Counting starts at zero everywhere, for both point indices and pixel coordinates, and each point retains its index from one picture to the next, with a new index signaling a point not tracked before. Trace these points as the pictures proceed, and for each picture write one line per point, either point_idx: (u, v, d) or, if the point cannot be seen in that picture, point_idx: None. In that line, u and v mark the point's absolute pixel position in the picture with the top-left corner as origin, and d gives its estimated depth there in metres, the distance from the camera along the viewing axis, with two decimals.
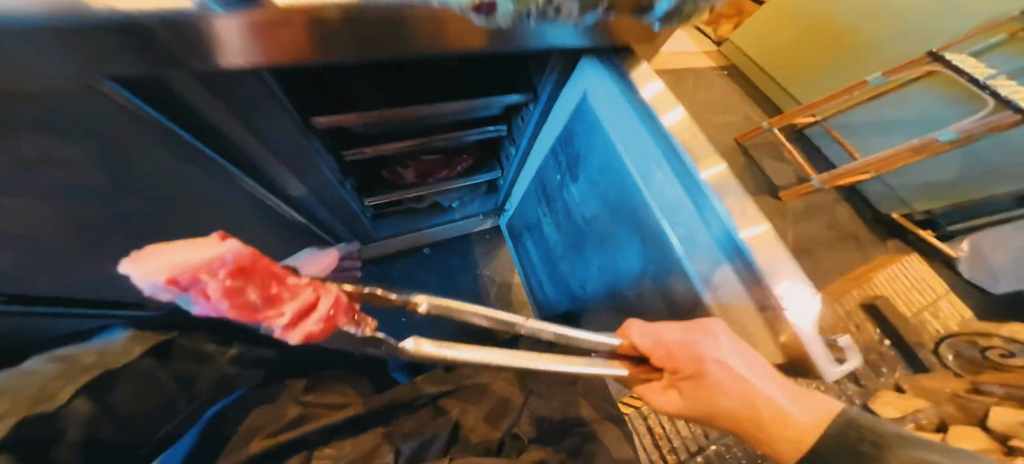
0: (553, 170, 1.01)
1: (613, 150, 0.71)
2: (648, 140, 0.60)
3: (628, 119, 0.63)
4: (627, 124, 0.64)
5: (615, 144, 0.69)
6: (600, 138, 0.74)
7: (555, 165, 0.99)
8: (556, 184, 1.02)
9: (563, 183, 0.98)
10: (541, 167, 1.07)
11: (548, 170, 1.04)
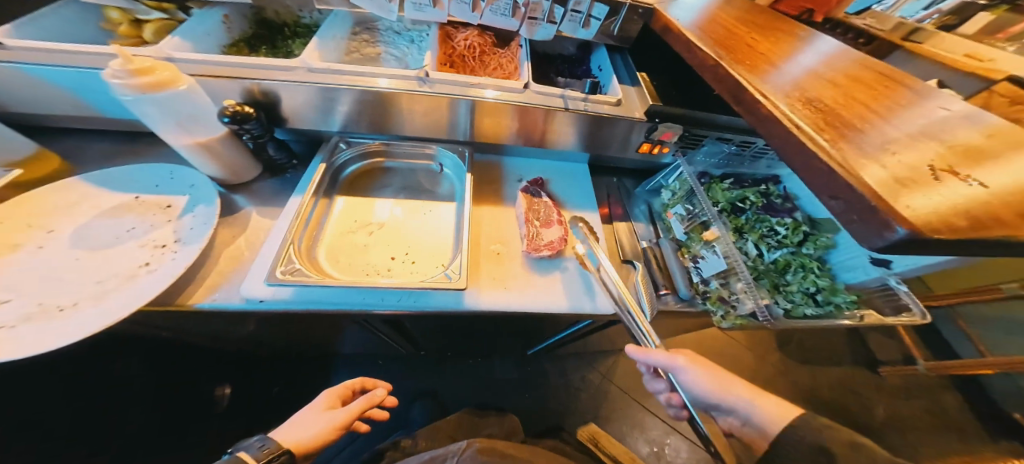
0: (795, 199, 0.84)
1: (830, 221, 0.78)
2: (830, 220, 0.78)
3: (816, 205, 0.81)
4: (816, 204, 0.81)
5: (818, 213, 0.80)
6: (809, 205, 0.83)
7: (791, 198, 0.84)
8: (799, 202, 0.83)
9: (814, 220, 0.80)
10: (806, 219, 0.81)
11: (801, 195, 0.84)
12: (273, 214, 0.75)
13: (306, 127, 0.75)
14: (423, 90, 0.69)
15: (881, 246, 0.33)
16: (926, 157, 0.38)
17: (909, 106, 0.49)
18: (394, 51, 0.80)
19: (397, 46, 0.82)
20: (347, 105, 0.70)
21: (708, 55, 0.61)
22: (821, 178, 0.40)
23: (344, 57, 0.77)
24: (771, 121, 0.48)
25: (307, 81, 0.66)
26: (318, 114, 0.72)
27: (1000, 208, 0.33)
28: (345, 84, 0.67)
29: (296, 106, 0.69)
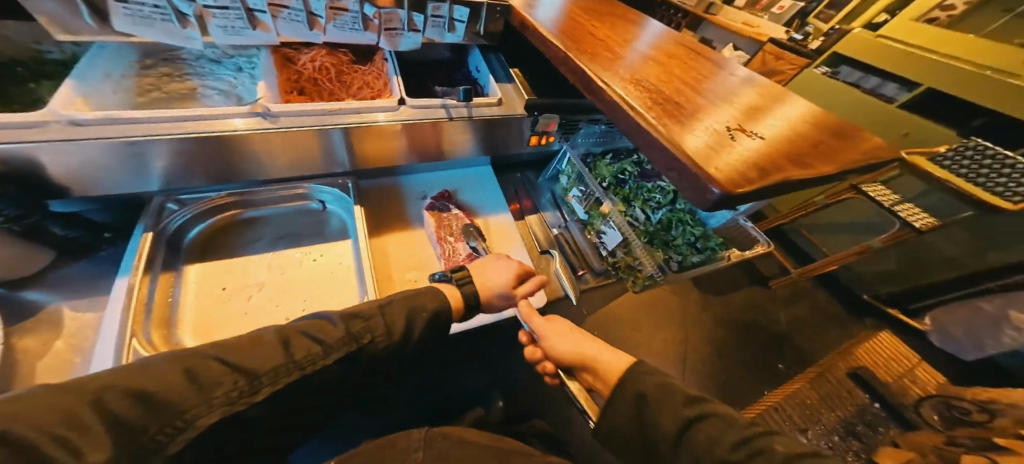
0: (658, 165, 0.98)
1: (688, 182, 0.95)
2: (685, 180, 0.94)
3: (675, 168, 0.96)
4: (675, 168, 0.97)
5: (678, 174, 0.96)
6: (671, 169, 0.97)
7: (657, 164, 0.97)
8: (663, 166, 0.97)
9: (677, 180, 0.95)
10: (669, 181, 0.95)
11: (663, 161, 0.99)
12: (94, 304, 0.60)
13: (103, 191, 0.57)
14: (264, 127, 0.59)
15: (710, 206, 0.42)
16: (722, 123, 0.51)
17: (705, 82, 0.62)
18: (215, 83, 0.65)
19: (217, 76, 0.67)
20: (173, 153, 0.56)
21: (559, 48, 0.66)
22: (658, 156, 0.48)
23: (136, 98, 0.59)
24: (615, 106, 0.55)
25: (77, 138, 0.48)
26: (121, 175, 0.56)
27: (773, 157, 0.46)
28: (149, 135, 0.52)
29: (76, 172, 0.52)
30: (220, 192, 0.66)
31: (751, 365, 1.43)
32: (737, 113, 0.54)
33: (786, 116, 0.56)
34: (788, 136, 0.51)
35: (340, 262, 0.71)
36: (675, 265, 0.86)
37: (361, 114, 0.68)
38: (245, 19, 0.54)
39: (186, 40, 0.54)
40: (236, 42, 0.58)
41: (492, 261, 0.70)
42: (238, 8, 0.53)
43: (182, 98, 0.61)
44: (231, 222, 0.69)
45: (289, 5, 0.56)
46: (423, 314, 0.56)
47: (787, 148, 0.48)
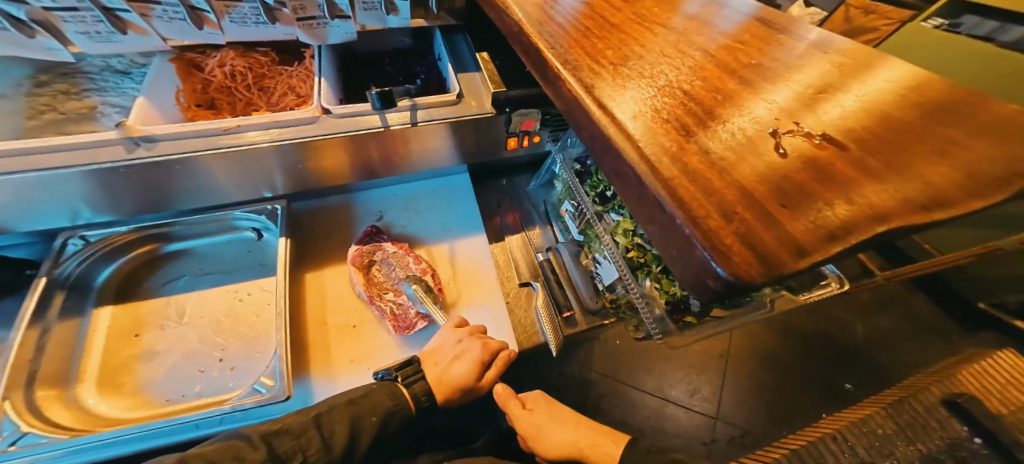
0: None
1: None
2: None
3: None
4: None
5: None
6: None
7: None
8: None
9: None
10: None
11: None
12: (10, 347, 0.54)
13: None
14: (137, 155, 0.48)
15: (710, 295, 0.23)
16: (761, 120, 0.30)
17: (734, 50, 0.39)
18: (117, 99, 0.60)
19: (123, 91, 0.62)
20: (83, 191, 0.50)
21: (513, 20, 0.47)
22: (629, 188, 0.29)
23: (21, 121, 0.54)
24: (575, 104, 0.35)
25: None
26: (5, 214, 0.48)
27: (854, 185, 0.24)
28: (12, 167, 0.44)
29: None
30: (128, 228, 0.58)
31: (818, 388, 1.17)
32: (789, 99, 0.32)
33: (878, 91, 0.32)
34: (904, 136, 0.28)
35: (267, 302, 0.60)
36: (697, 305, 0.63)
37: (269, 131, 0.56)
38: (105, 22, 0.48)
39: (46, 51, 0.50)
40: (112, 49, 0.53)
41: (448, 345, 0.57)
42: (90, 10, 0.46)
43: (81, 119, 0.57)
44: (154, 258, 0.62)
45: (157, 0, 0.48)
46: (373, 419, 0.49)
47: (893, 162, 0.26)
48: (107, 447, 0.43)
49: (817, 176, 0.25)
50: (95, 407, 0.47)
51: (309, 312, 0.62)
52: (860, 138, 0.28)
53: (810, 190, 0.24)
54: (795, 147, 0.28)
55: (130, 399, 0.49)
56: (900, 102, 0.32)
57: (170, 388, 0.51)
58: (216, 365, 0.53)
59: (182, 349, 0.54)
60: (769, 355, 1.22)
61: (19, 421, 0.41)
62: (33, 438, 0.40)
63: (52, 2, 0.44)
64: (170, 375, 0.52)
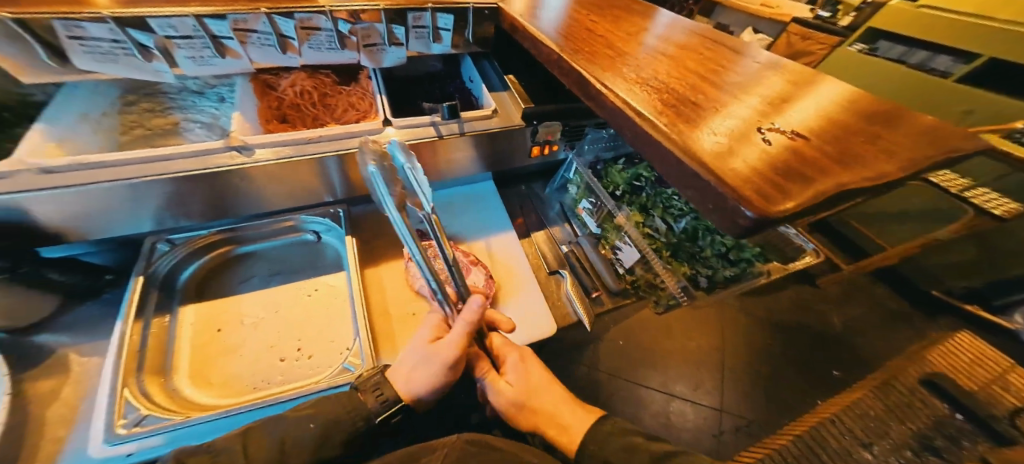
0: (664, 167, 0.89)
1: None
2: None
3: None
4: None
5: None
6: None
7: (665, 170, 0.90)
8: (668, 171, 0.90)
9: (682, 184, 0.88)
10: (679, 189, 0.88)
11: None
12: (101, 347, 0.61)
13: (95, 235, 0.58)
14: (239, 160, 0.58)
15: (741, 232, 0.33)
16: (747, 120, 0.42)
17: (723, 71, 0.53)
18: (197, 115, 0.70)
19: (200, 109, 0.72)
20: (179, 194, 0.57)
21: (551, 48, 0.59)
22: (673, 168, 0.40)
23: (118, 137, 0.62)
24: (617, 111, 0.47)
25: (37, 189, 0.48)
26: (113, 218, 0.56)
27: (813, 163, 0.35)
28: (117, 178, 0.52)
29: (60, 216, 0.52)
30: (208, 231, 0.67)
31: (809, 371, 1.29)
32: (756, 107, 0.45)
33: (818, 101, 0.46)
34: (846, 132, 0.40)
35: (335, 296, 0.68)
36: (704, 280, 0.78)
37: (344, 140, 0.66)
38: (211, 48, 0.58)
39: (155, 73, 0.59)
40: (207, 70, 0.62)
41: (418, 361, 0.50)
42: (202, 38, 0.56)
43: (167, 133, 0.66)
44: (228, 259, 0.70)
45: (257, 30, 0.58)
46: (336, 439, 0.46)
47: (841, 149, 0.37)
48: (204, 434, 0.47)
49: (800, 153, 0.36)
50: (191, 395, 0.52)
51: (373, 304, 0.69)
52: (818, 130, 0.40)
53: (794, 161, 0.36)
54: (780, 133, 0.40)
55: (222, 389, 0.54)
56: (841, 106, 0.45)
57: (256, 376, 0.56)
58: (295, 354, 0.60)
59: (262, 344, 0.60)
60: (757, 348, 1.30)
61: (139, 405, 0.47)
62: (155, 419, 0.46)
63: (175, 32, 0.53)
64: (256, 363, 0.58)
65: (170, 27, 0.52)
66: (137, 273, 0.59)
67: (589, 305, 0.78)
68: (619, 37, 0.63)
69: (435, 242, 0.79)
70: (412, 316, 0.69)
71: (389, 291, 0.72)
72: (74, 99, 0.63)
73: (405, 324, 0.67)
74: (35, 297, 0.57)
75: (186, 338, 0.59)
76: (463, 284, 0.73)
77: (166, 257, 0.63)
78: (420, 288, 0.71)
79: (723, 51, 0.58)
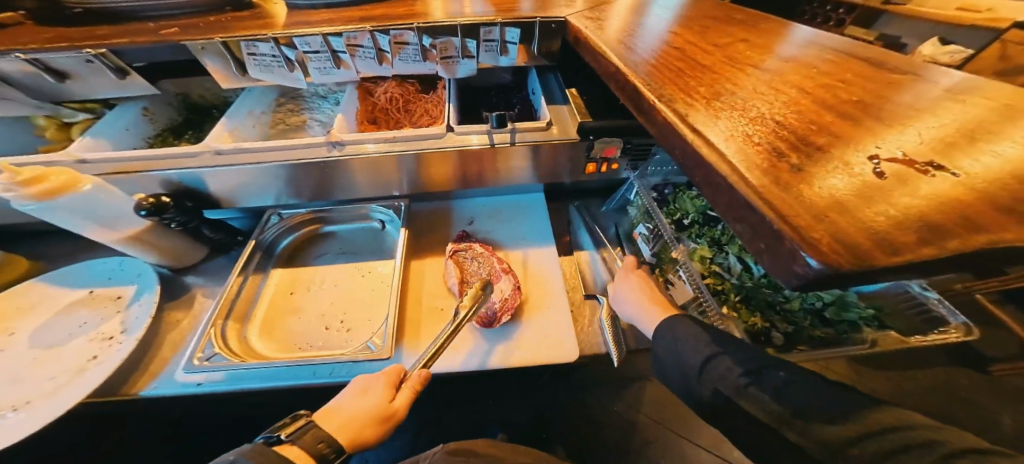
0: None
1: None
2: None
3: None
4: None
5: None
6: None
7: None
8: None
9: None
10: None
11: None
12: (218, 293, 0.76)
13: (239, 204, 0.75)
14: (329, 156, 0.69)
15: (798, 280, 0.27)
16: (861, 153, 0.35)
17: (827, 95, 0.46)
18: (319, 115, 0.85)
19: (322, 110, 0.87)
20: (284, 179, 0.71)
21: (609, 61, 0.57)
22: (723, 196, 0.34)
23: (268, 130, 0.80)
24: (670, 131, 0.41)
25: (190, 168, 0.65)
26: (247, 193, 0.73)
27: (931, 217, 0.27)
28: (250, 163, 0.67)
29: (223, 188, 0.70)
30: (307, 209, 0.81)
31: None
32: (906, 139, 0.36)
33: (962, 139, 0.35)
34: (990, 177, 0.31)
35: (383, 282, 0.75)
36: (779, 338, 0.64)
37: (413, 142, 0.73)
38: (331, 60, 0.70)
39: (295, 81, 0.74)
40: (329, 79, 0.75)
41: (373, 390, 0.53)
42: (326, 52, 0.69)
43: (297, 128, 0.81)
44: (313, 236, 0.82)
45: (362, 45, 0.69)
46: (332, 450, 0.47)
47: (1005, 205, 0.28)
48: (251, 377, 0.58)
49: (916, 200, 0.29)
50: (253, 344, 0.63)
51: (412, 294, 0.74)
52: (954, 174, 0.31)
53: (903, 209, 0.28)
54: (894, 173, 0.32)
55: (278, 342, 0.64)
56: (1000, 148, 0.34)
57: (305, 338, 0.65)
58: (338, 326, 0.67)
59: (317, 312, 0.70)
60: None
61: (215, 344, 0.58)
62: (219, 358, 0.57)
63: (308, 46, 0.67)
64: (309, 327, 0.67)
65: (307, 44, 0.66)
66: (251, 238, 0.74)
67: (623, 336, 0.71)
68: (702, 52, 0.58)
69: (478, 246, 0.81)
70: (445, 313, 0.72)
71: (431, 285, 0.76)
72: (249, 101, 0.83)
73: (436, 319, 0.70)
74: (188, 246, 0.75)
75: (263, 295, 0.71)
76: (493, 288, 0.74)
77: (266, 228, 0.77)
78: (455, 286, 0.74)
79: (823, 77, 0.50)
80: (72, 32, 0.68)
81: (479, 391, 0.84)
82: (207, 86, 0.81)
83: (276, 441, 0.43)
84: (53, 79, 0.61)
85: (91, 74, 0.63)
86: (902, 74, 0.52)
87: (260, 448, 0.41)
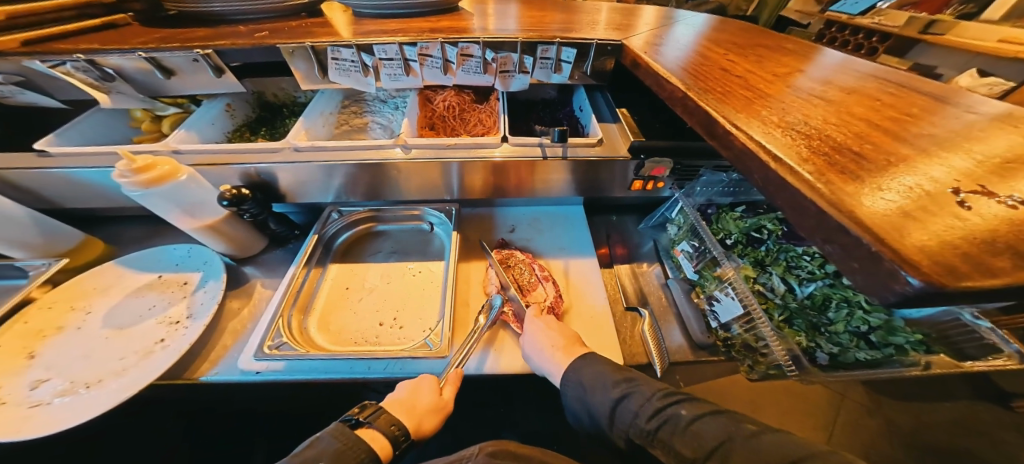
0: None
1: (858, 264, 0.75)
2: None
3: None
4: None
5: None
6: None
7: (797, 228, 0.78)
8: None
9: None
10: None
11: None
12: (275, 284, 0.79)
13: (302, 199, 0.80)
14: (396, 157, 0.74)
15: (896, 300, 0.28)
16: (939, 179, 0.36)
17: (894, 127, 0.47)
18: (379, 118, 0.90)
19: (382, 114, 0.93)
20: (348, 177, 0.75)
21: (675, 86, 0.60)
22: (806, 218, 0.36)
23: (334, 130, 0.86)
24: (746, 154, 0.44)
25: (269, 163, 0.71)
26: (312, 188, 0.77)
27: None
28: (322, 160, 0.72)
29: (293, 182, 0.75)
30: (364, 207, 0.85)
31: None
32: (981, 171, 0.38)
33: None
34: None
35: (431, 280, 0.78)
36: (823, 357, 0.66)
37: (471, 150, 0.78)
38: (402, 67, 0.76)
39: (365, 85, 0.79)
40: (395, 85, 0.81)
41: (414, 388, 0.57)
42: (398, 60, 0.74)
43: (359, 130, 0.87)
44: (367, 233, 0.87)
45: (432, 54, 0.74)
46: (396, 433, 0.51)
47: None
48: (311, 372, 0.60)
49: (1018, 230, 0.30)
50: (312, 334, 0.66)
51: (460, 297, 0.77)
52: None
53: (1004, 234, 0.29)
54: (996, 206, 0.32)
55: (333, 335, 0.67)
56: None
57: (359, 333, 0.68)
58: (391, 321, 0.70)
59: (370, 307, 0.73)
60: (877, 454, 1.11)
61: (281, 332, 0.62)
62: (287, 347, 0.60)
63: (385, 54, 0.72)
64: (362, 320, 0.70)
65: (383, 51, 0.72)
66: (313, 232, 0.79)
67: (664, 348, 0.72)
68: (760, 82, 0.61)
69: (516, 253, 0.83)
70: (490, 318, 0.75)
71: (477, 289, 0.79)
72: (320, 101, 0.88)
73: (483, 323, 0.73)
74: (254, 236, 0.80)
75: (323, 286, 0.75)
76: (537, 293, 0.75)
77: (325, 221, 0.81)
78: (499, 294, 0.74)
79: (887, 111, 0.52)
80: (171, 34, 0.75)
81: (522, 392, 0.87)
82: (281, 85, 0.88)
83: (355, 422, 0.52)
84: (162, 76, 0.68)
85: (194, 73, 0.70)
86: (964, 108, 0.53)
87: (342, 428, 0.50)
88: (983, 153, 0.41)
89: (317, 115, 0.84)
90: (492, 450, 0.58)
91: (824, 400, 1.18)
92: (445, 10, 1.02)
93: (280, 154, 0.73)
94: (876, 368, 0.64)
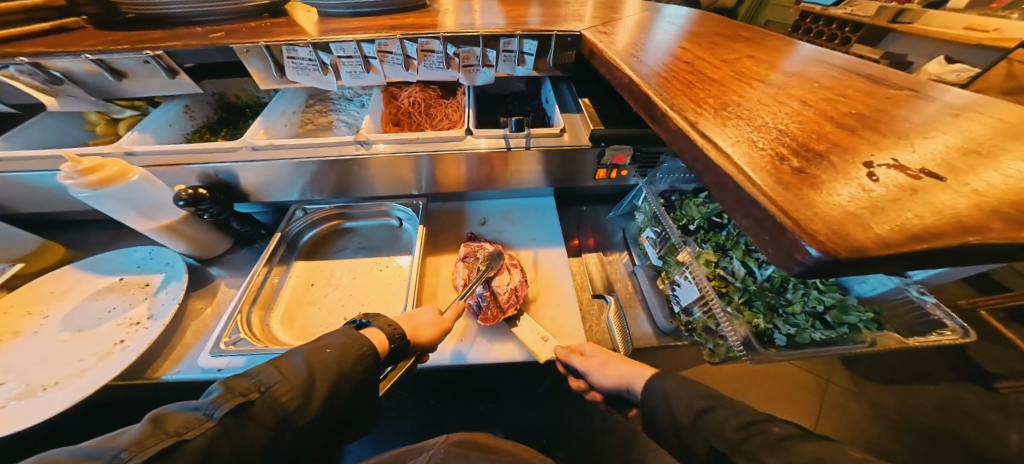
0: None
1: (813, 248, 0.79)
2: None
3: None
4: None
5: None
6: None
7: None
8: None
9: None
10: None
11: None
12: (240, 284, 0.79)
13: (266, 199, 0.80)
14: (357, 153, 0.74)
15: (800, 269, 0.30)
16: (853, 155, 0.38)
17: (825, 108, 0.49)
18: (345, 117, 0.90)
19: (348, 112, 0.93)
20: (311, 175, 0.75)
21: (624, 73, 0.61)
22: (729, 194, 0.38)
23: (297, 129, 0.86)
24: (681, 135, 0.45)
25: (227, 163, 0.70)
26: (275, 187, 0.77)
27: (926, 212, 0.30)
28: (282, 158, 0.72)
29: (254, 181, 0.74)
30: (331, 205, 0.85)
31: None
32: (893, 146, 0.39)
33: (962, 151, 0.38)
34: (976, 184, 0.33)
35: (398, 275, 0.79)
36: (781, 339, 0.66)
37: (436, 144, 0.78)
38: (362, 65, 0.76)
39: (326, 83, 0.79)
40: (357, 83, 0.81)
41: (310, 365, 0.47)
42: (358, 57, 0.74)
43: (324, 128, 0.87)
44: (335, 231, 0.87)
45: (392, 51, 0.74)
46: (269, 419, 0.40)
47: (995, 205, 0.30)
48: None
49: (916, 198, 0.31)
50: (275, 331, 0.66)
51: (427, 290, 0.77)
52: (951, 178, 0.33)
53: (901, 203, 0.31)
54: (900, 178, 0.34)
55: (297, 331, 0.67)
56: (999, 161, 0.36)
57: (324, 329, 0.68)
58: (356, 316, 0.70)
59: (335, 303, 0.73)
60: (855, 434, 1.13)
61: (240, 330, 0.62)
62: (245, 343, 0.60)
63: (343, 51, 0.72)
64: (327, 316, 0.70)
65: (341, 49, 0.72)
66: (277, 231, 0.79)
67: (626, 333, 0.73)
68: (707, 68, 0.62)
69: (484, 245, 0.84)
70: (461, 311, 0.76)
71: (445, 281, 0.80)
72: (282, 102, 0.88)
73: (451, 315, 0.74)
74: (216, 236, 0.79)
75: (288, 285, 0.75)
76: (500, 280, 0.76)
77: (291, 221, 0.81)
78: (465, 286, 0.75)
79: (823, 93, 0.54)
80: (124, 35, 0.74)
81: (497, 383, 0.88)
82: (243, 86, 0.88)
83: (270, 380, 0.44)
84: (112, 78, 0.67)
85: (146, 74, 0.69)
86: (897, 90, 0.55)
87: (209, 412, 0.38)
88: (901, 131, 0.43)
89: (278, 115, 0.85)
90: (454, 439, 0.60)
91: (800, 383, 1.21)
92: (411, 7, 1.02)
93: (241, 154, 0.72)
94: (830, 346, 0.64)
